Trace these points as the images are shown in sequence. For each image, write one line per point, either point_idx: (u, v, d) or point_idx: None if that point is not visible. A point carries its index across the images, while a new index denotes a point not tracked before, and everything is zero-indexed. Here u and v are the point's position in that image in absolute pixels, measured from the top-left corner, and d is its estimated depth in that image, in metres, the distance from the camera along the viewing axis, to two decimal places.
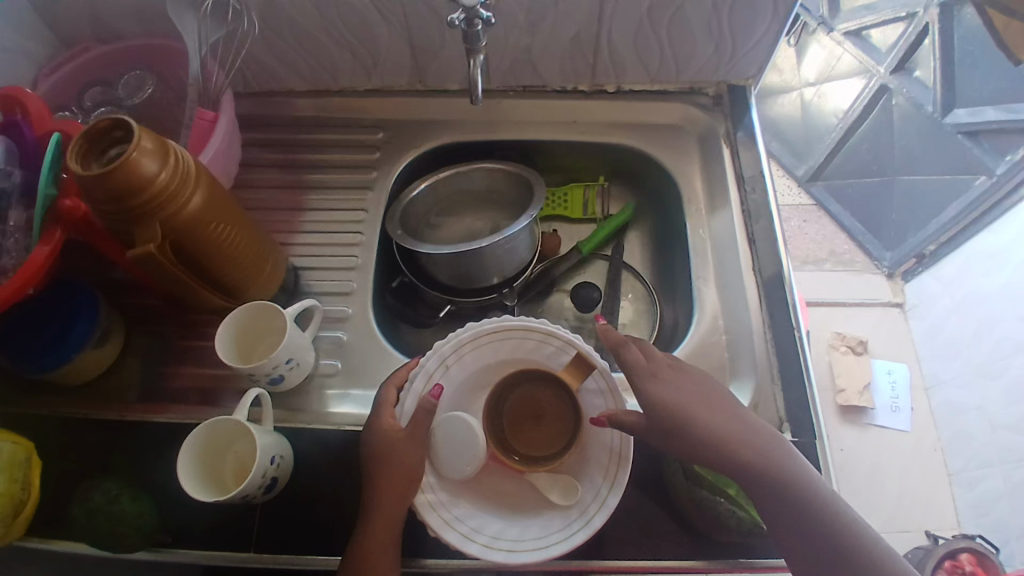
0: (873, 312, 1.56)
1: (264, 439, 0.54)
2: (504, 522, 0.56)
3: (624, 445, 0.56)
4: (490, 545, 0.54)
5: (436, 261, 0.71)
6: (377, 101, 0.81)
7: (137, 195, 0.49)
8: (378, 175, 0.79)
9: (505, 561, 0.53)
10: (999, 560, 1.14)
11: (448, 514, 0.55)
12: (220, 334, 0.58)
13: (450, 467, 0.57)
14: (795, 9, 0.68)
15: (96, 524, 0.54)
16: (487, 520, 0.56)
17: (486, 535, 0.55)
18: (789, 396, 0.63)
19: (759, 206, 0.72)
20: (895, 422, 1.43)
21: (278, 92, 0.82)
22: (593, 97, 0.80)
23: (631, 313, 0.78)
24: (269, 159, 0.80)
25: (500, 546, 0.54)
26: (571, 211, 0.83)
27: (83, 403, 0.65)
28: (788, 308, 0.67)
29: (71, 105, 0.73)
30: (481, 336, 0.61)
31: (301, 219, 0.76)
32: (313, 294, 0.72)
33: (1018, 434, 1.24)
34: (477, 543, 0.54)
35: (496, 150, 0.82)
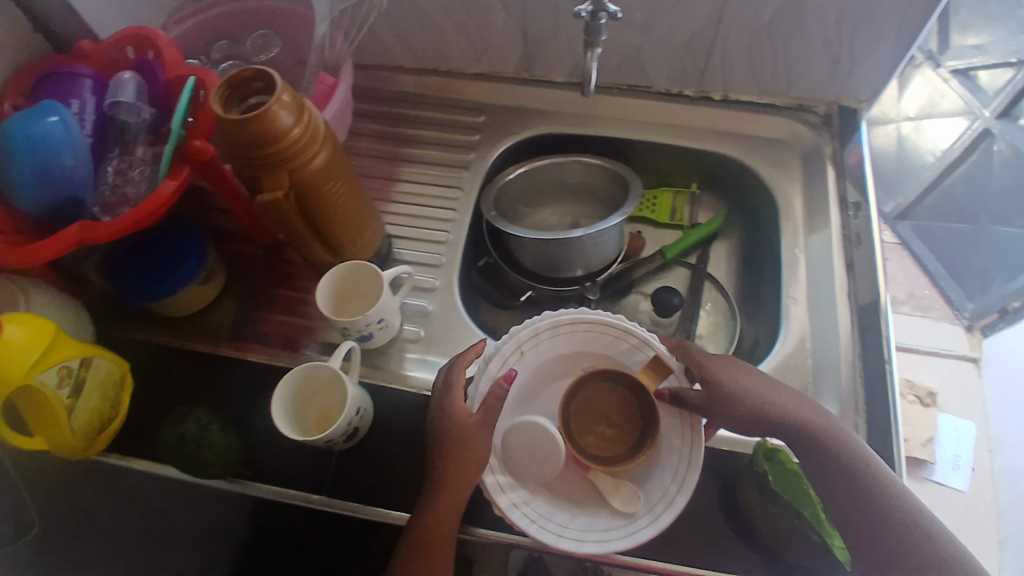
0: (946, 363, 1.44)
1: (354, 391, 0.57)
2: (570, 511, 0.57)
3: (697, 449, 0.57)
4: (556, 532, 0.55)
5: (523, 245, 0.73)
6: (481, 85, 0.83)
7: (272, 145, 0.52)
8: (476, 157, 0.80)
9: (573, 549, 0.54)
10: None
11: (519, 497, 0.56)
12: (319, 291, 0.61)
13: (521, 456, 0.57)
14: (914, 45, 0.68)
15: (185, 449, 0.57)
16: (554, 509, 0.57)
17: (555, 523, 0.56)
18: (872, 429, 0.62)
19: (863, 232, 0.70)
20: (953, 480, 1.31)
21: (387, 65, 0.84)
22: (696, 102, 0.79)
23: (708, 324, 0.77)
24: (373, 130, 0.82)
25: (567, 535, 0.55)
26: (658, 215, 0.82)
27: (181, 336, 0.68)
28: (882, 337, 0.65)
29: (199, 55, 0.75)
30: (559, 326, 0.62)
31: (395, 188, 0.79)
32: (402, 262, 0.74)
33: None
34: (543, 529, 0.55)
35: (590, 145, 0.81)
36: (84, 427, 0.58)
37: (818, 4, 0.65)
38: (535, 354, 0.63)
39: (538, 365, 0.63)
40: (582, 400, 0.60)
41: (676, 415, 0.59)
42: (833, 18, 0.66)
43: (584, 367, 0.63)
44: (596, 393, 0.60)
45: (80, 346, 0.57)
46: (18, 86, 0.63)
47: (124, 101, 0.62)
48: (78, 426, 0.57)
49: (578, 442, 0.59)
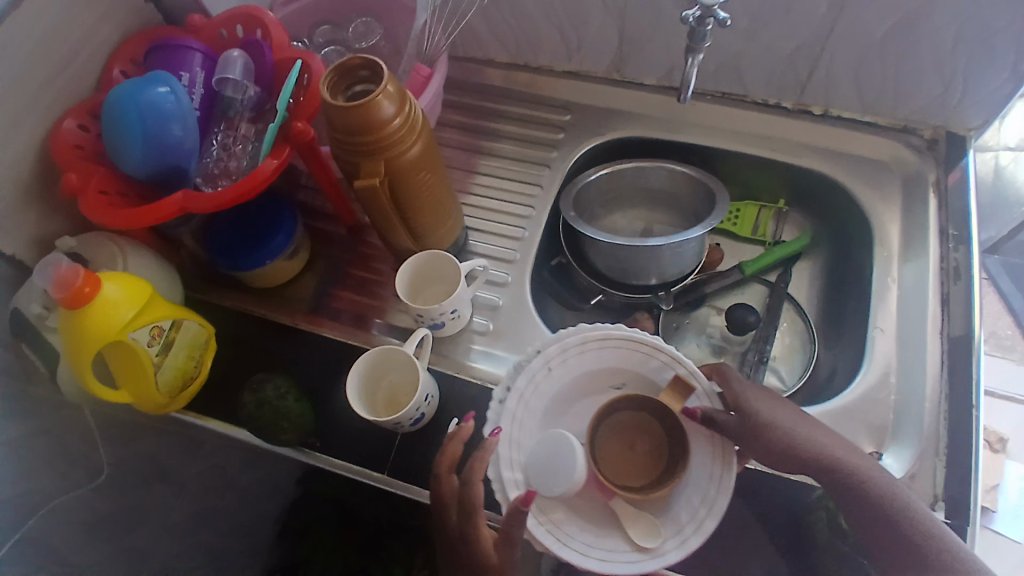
0: (1023, 409, 1.30)
1: (425, 378, 0.58)
2: (597, 530, 0.54)
3: (727, 471, 0.55)
4: (582, 551, 0.53)
5: (598, 248, 0.72)
6: (570, 84, 0.82)
7: (374, 133, 0.53)
8: (557, 155, 0.79)
9: (600, 570, 0.52)
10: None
11: (541, 512, 0.54)
12: (399, 276, 0.63)
13: (542, 472, 0.54)
14: None
15: (262, 414, 0.59)
16: (580, 527, 0.54)
17: (580, 542, 0.53)
18: (952, 474, 0.58)
19: (963, 267, 0.67)
20: (1014, 531, 1.18)
21: (478, 58, 0.85)
22: (793, 115, 0.76)
23: (783, 347, 0.76)
24: (458, 121, 0.83)
25: (593, 554, 0.53)
26: (739, 228, 0.81)
27: (264, 305, 0.71)
28: (971, 381, 0.61)
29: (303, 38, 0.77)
30: (588, 341, 0.60)
31: (474, 181, 0.79)
32: (477, 254, 0.74)
33: None
34: (568, 546, 0.53)
35: (677, 152, 0.80)
36: (171, 384, 0.60)
37: (941, 22, 0.61)
38: (562, 371, 0.60)
39: (567, 380, 0.60)
40: (608, 427, 0.57)
41: (706, 438, 0.56)
42: (956, 41, 0.63)
43: (612, 388, 0.61)
44: (622, 420, 0.57)
45: (170, 308, 0.59)
46: (129, 53, 0.67)
47: (231, 78, 0.65)
48: (164, 382, 0.60)
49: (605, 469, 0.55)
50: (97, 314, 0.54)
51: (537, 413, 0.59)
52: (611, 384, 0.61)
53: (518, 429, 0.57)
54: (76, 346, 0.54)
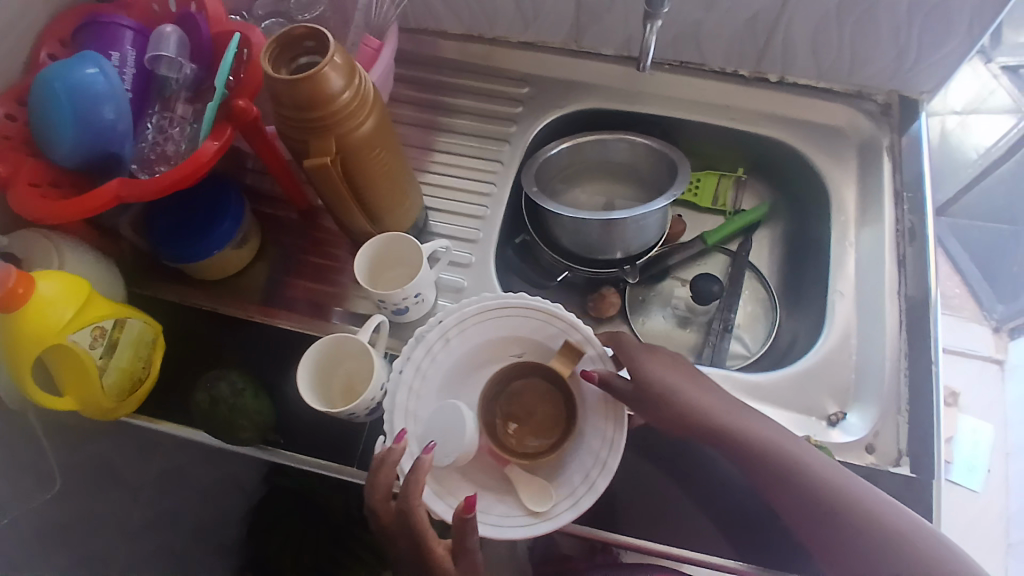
0: (970, 364, 1.36)
1: (382, 365, 0.56)
2: (489, 498, 0.53)
3: (618, 431, 0.54)
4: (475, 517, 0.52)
5: (563, 224, 0.71)
6: (527, 55, 0.80)
7: (323, 108, 0.50)
8: (517, 130, 0.77)
9: (493, 536, 0.51)
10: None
11: (436, 485, 0.53)
12: (358, 259, 0.60)
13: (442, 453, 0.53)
14: (987, 35, 0.64)
15: (218, 412, 0.57)
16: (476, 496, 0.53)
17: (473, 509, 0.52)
18: (913, 429, 0.60)
19: (917, 229, 0.68)
20: (966, 479, 1.25)
21: (431, 30, 0.81)
22: (751, 83, 0.76)
23: (746, 316, 0.77)
24: (413, 96, 0.80)
25: (487, 520, 0.52)
26: (700, 199, 0.81)
27: (216, 299, 0.67)
28: (929, 340, 0.63)
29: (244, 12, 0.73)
30: (484, 311, 0.58)
31: (431, 159, 0.77)
32: (438, 235, 0.72)
33: None
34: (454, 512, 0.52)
35: (637, 123, 0.79)
36: (117, 386, 0.57)
37: None
38: (460, 342, 0.59)
39: (464, 350, 0.59)
40: (500, 396, 0.58)
41: (600, 400, 0.56)
42: (910, 4, 0.63)
43: (512, 355, 0.59)
44: (512, 388, 0.58)
45: (111, 307, 0.56)
46: (57, 33, 0.61)
47: (166, 56, 0.60)
48: (110, 384, 0.56)
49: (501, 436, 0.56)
50: (31, 316, 0.50)
51: (435, 384, 0.57)
52: (512, 353, 0.60)
53: (415, 401, 0.55)
54: (12, 352, 0.51)
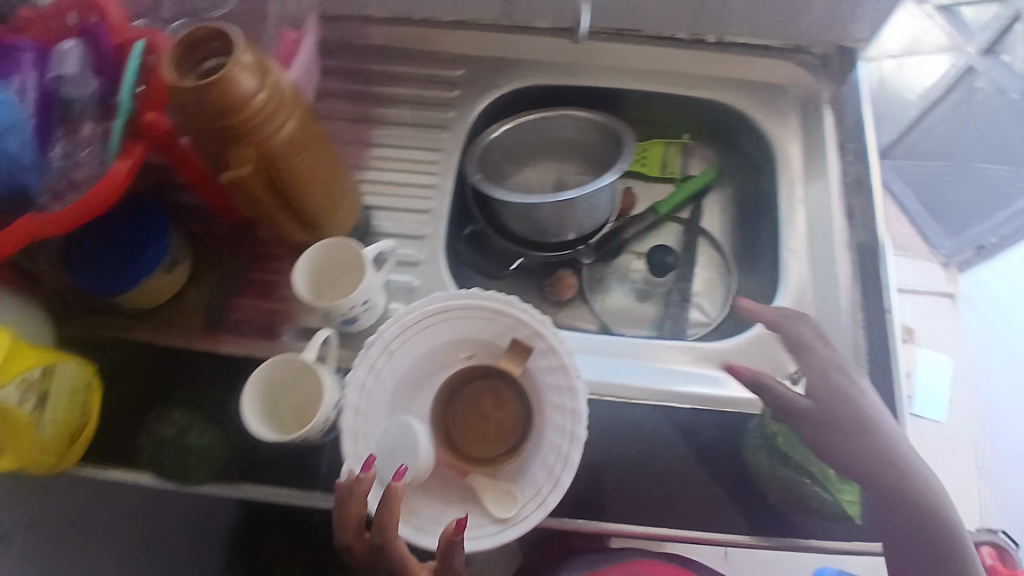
0: (924, 300, 1.40)
1: (332, 383, 0.54)
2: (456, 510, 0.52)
3: (577, 423, 0.52)
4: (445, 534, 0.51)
5: (512, 211, 0.69)
6: (459, 35, 0.76)
7: (236, 113, 0.47)
8: (456, 115, 0.74)
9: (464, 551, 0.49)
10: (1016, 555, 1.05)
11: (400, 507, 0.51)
12: (297, 269, 0.57)
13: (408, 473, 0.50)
14: None
15: (166, 454, 0.55)
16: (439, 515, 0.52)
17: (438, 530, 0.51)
18: (876, 379, 0.60)
19: (864, 179, 0.68)
20: (931, 411, 1.29)
21: (356, 16, 0.77)
22: (690, 47, 0.74)
23: (703, 282, 0.78)
24: (344, 89, 0.75)
25: None
26: (648, 168, 0.80)
27: (152, 329, 0.63)
28: (883, 290, 0.63)
29: (147, 14, 0.66)
30: (426, 318, 0.56)
31: (370, 154, 0.73)
32: (384, 234, 0.69)
33: None
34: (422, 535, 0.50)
35: (579, 97, 0.76)
36: (54, 437, 0.53)
37: None
38: (404, 352, 0.56)
39: (411, 360, 0.57)
40: (454, 404, 0.58)
41: (555, 395, 0.54)
42: None
43: (461, 359, 0.58)
44: (465, 395, 0.58)
45: (36, 355, 0.51)
46: None
47: (68, 74, 0.55)
48: (46, 438, 0.52)
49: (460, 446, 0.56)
50: None
51: (382, 400, 0.55)
52: (462, 356, 0.59)
53: (364, 422, 0.53)
54: None
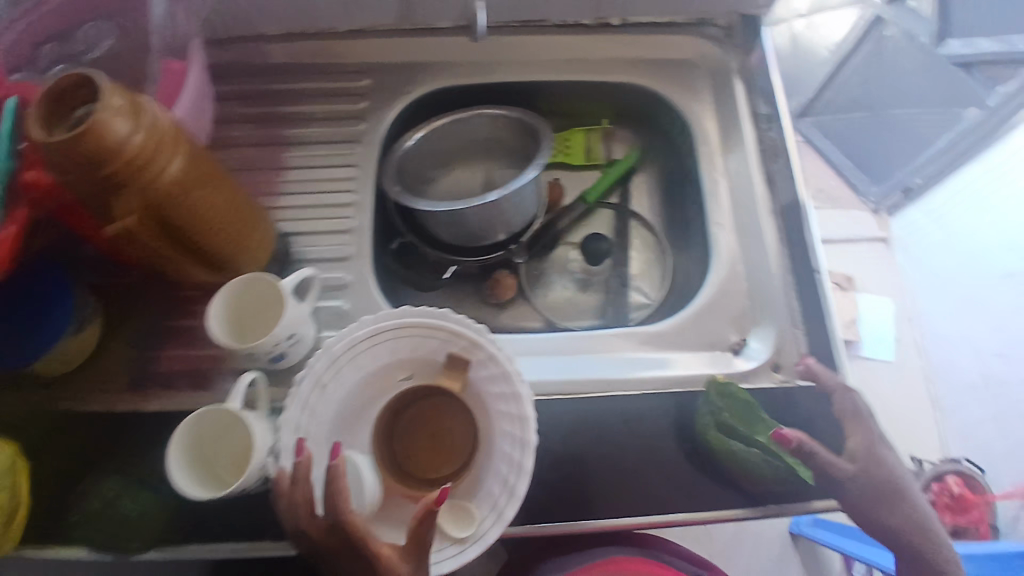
0: (860, 248, 1.45)
1: (262, 427, 0.52)
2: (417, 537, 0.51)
3: (527, 429, 0.51)
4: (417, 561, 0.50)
5: (437, 221, 0.67)
6: (359, 44, 0.73)
7: (112, 161, 0.44)
8: (368, 127, 0.72)
9: None
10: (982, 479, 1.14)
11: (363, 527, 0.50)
12: (211, 314, 0.54)
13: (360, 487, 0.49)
14: None
15: (100, 525, 0.52)
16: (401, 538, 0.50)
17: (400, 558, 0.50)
18: (812, 338, 0.62)
19: (777, 145, 0.68)
20: (879, 353, 1.33)
21: (250, 36, 0.73)
22: (596, 31, 0.72)
23: (640, 264, 0.78)
24: (245, 114, 0.72)
25: None
26: (571, 155, 0.80)
27: (71, 396, 0.60)
28: (808, 250, 0.64)
29: (21, 65, 0.62)
30: (356, 345, 0.53)
31: (282, 178, 0.69)
32: (306, 261, 0.66)
33: (1010, 363, 1.14)
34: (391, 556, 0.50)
35: (492, 94, 0.75)
36: None
37: None
38: (338, 384, 0.53)
39: (348, 389, 0.54)
40: (399, 428, 0.57)
41: (500, 403, 0.53)
42: None
43: (400, 380, 0.57)
44: (410, 417, 0.57)
45: None
46: None
47: None
48: None
49: (409, 471, 0.55)
50: None
51: (322, 436, 0.52)
52: (401, 378, 0.57)
53: None
54: None
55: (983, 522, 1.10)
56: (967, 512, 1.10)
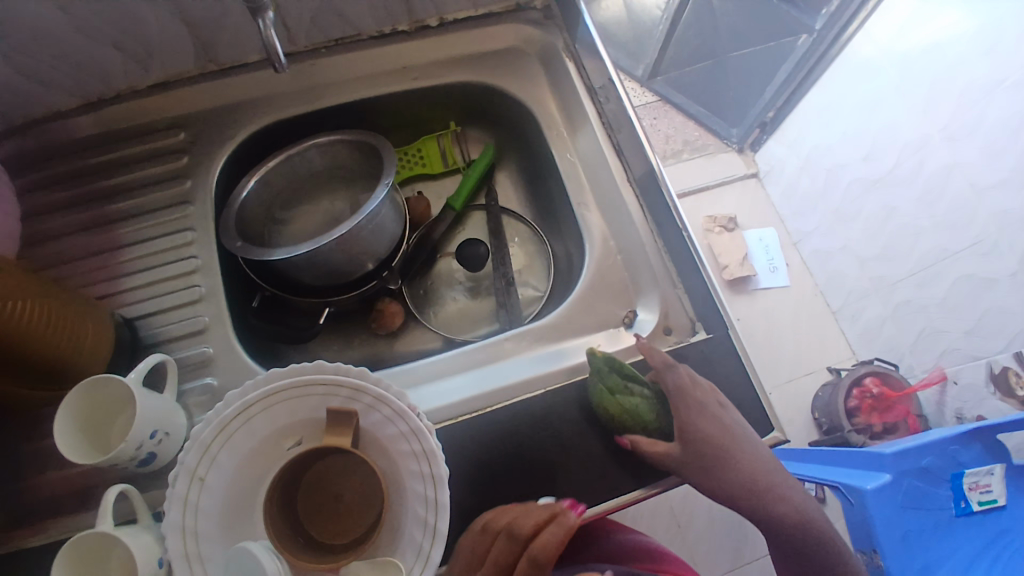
0: (734, 189, 1.52)
1: (145, 541, 0.45)
2: None
3: (433, 463, 0.48)
4: None
5: (296, 266, 0.63)
6: (167, 97, 0.67)
7: None
8: (194, 184, 0.65)
9: None
10: (901, 375, 1.18)
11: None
12: (58, 428, 0.47)
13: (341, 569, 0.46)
14: None
15: None
16: None
17: None
18: (693, 293, 0.62)
19: (618, 115, 0.67)
20: (776, 281, 1.40)
21: (42, 116, 0.65)
22: (416, 36, 0.70)
23: (523, 257, 0.77)
24: (57, 200, 0.64)
25: None
26: (430, 166, 0.79)
27: None
28: (670, 210, 0.62)
29: None
30: (228, 425, 0.48)
31: (113, 259, 0.62)
32: (159, 343, 0.59)
33: (889, 261, 1.22)
34: None
35: (328, 120, 0.72)
36: None
37: None
38: (218, 473, 0.48)
39: (233, 474, 0.49)
40: (300, 495, 0.52)
41: (401, 442, 0.49)
42: None
43: (288, 449, 0.51)
44: (309, 480, 0.52)
45: None
46: None
47: None
48: None
49: (321, 540, 0.50)
50: None
51: (214, 532, 0.47)
52: (289, 444, 0.51)
53: (200, 566, 0.45)
54: None
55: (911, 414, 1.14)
56: (892, 409, 1.15)
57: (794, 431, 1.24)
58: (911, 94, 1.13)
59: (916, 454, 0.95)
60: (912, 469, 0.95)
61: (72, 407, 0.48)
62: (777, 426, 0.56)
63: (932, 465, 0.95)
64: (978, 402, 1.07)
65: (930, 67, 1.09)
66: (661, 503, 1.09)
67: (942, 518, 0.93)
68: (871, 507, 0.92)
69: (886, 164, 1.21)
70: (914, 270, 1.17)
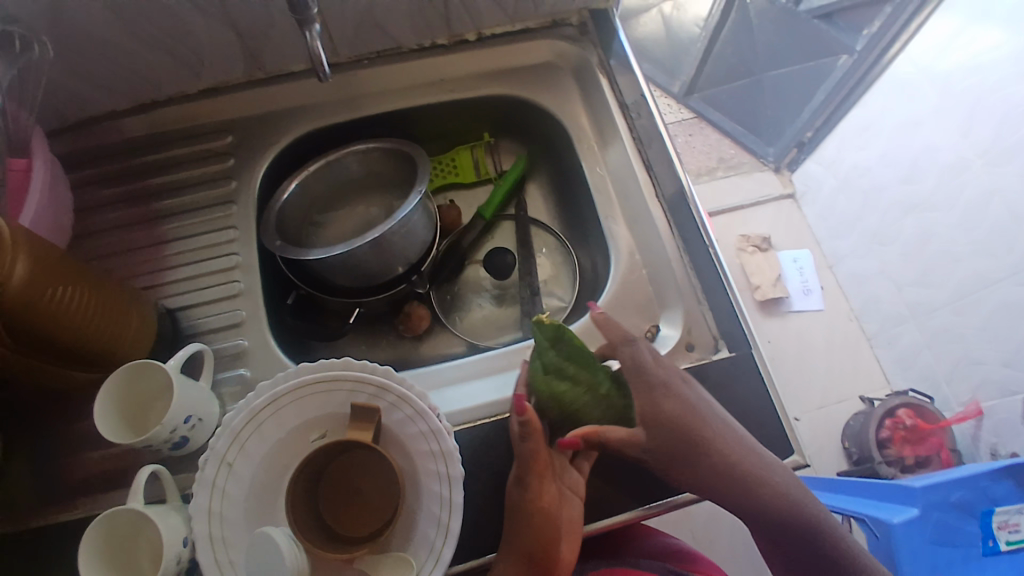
0: (768, 209, 1.50)
1: (173, 521, 0.47)
2: None
3: (450, 464, 0.49)
4: None
5: (329, 267, 0.65)
6: (214, 102, 0.71)
7: None
8: (236, 185, 0.69)
9: None
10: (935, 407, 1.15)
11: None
12: (99, 412, 0.50)
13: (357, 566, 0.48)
14: None
15: None
16: None
17: None
18: (717, 310, 0.62)
19: (648, 129, 0.69)
20: (809, 304, 1.37)
21: (98, 115, 0.69)
22: (453, 49, 0.73)
23: (550, 268, 0.78)
24: (109, 196, 0.68)
25: None
26: (463, 177, 0.81)
27: None
28: (699, 229, 0.64)
29: None
30: (258, 415, 0.50)
31: (157, 253, 0.65)
32: (197, 334, 0.62)
33: (927, 287, 1.19)
34: None
35: (365, 128, 0.74)
36: None
37: None
38: (246, 460, 0.50)
39: (259, 463, 0.51)
40: (322, 487, 0.54)
41: (420, 441, 0.51)
42: None
43: (312, 441, 0.53)
44: (332, 473, 0.54)
45: None
46: None
47: None
48: None
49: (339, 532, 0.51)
50: None
51: (238, 517, 0.49)
52: (314, 437, 0.53)
53: (224, 548, 0.48)
54: None
55: (944, 447, 1.11)
56: (924, 441, 1.12)
57: (822, 459, 1.21)
58: (950, 116, 1.11)
59: (946, 490, 0.92)
60: (943, 506, 0.92)
61: (114, 385, 0.51)
62: (797, 451, 0.56)
63: (961, 500, 0.92)
64: (1013, 438, 1.03)
65: (970, 87, 1.07)
66: (681, 522, 1.09)
67: (969, 555, 0.90)
68: (897, 539, 0.90)
69: (924, 187, 1.19)
70: (953, 296, 1.14)
